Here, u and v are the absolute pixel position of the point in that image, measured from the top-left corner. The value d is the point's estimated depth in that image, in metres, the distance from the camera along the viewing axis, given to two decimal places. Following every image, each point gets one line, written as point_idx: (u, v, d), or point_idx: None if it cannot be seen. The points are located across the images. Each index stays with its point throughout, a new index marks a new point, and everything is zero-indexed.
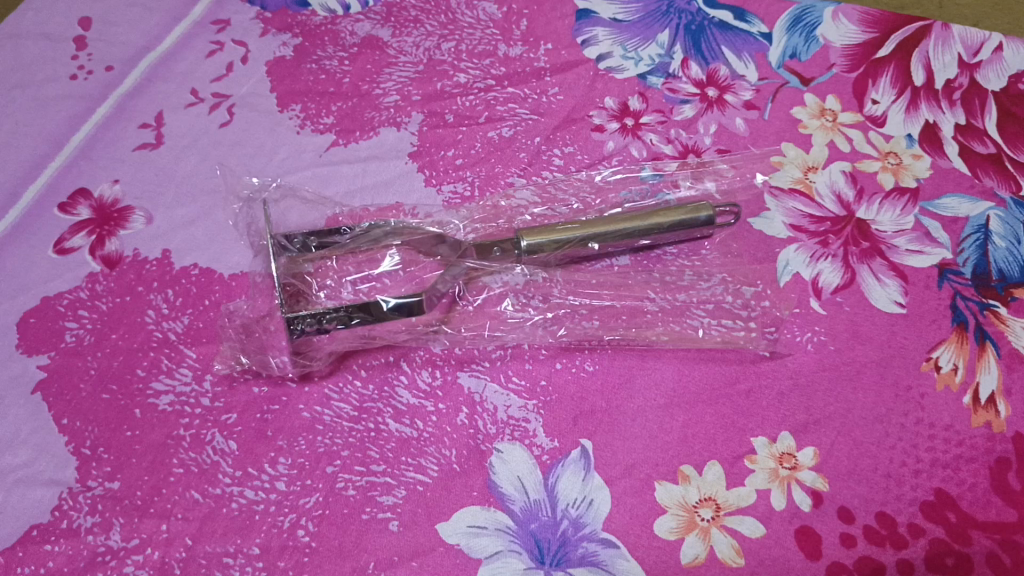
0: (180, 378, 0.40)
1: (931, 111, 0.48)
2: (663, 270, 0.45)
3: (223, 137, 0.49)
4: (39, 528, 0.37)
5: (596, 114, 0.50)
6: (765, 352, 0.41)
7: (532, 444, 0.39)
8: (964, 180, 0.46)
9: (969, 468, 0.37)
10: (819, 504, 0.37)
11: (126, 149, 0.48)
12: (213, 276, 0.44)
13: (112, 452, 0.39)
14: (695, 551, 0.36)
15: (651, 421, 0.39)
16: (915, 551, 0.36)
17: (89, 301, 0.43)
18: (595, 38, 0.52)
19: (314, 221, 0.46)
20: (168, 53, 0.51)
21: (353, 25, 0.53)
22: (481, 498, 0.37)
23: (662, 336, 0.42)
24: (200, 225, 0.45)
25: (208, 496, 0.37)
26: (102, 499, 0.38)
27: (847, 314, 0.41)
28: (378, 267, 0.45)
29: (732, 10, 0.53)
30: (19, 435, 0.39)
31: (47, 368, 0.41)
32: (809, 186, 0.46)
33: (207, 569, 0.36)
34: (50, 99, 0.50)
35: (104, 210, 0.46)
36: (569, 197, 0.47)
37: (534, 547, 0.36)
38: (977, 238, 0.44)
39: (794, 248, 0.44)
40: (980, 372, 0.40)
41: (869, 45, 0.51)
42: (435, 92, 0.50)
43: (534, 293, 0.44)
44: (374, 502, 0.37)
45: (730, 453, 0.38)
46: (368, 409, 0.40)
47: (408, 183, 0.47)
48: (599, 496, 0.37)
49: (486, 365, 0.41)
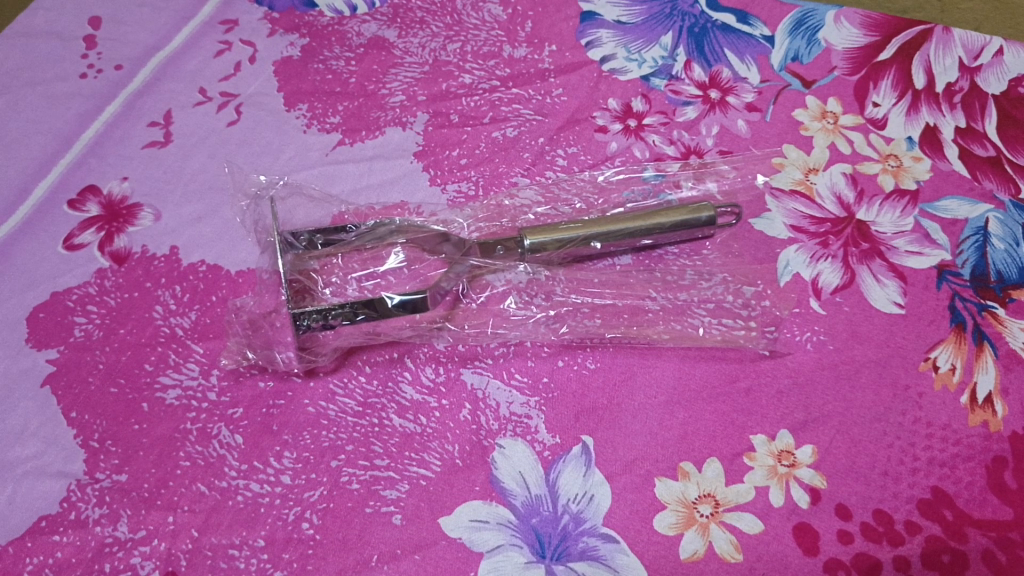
0: (187, 373, 0.41)
1: (931, 114, 0.49)
2: (665, 269, 0.45)
3: (231, 135, 0.49)
4: (47, 519, 0.38)
5: (600, 115, 0.50)
6: (765, 351, 0.41)
7: (533, 441, 0.39)
8: (964, 183, 0.46)
9: (966, 466, 0.38)
10: (816, 501, 0.37)
11: (135, 147, 0.49)
12: (220, 273, 0.44)
13: (119, 444, 0.39)
14: (695, 546, 0.36)
15: (651, 418, 0.40)
16: (911, 548, 0.36)
17: (98, 297, 0.43)
18: (599, 40, 0.53)
19: (320, 219, 0.46)
20: (177, 53, 0.52)
21: (360, 25, 0.54)
22: (483, 493, 0.38)
23: (663, 335, 0.42)
24: (208, 222, 0.46)
25: (214, 489, 0.38)
26: (110, 491, 0.38)
27: (846, 314, 0.42)
28: (382, 265, 0.45)
29: (734, 13, 0.54)
30: (29, 427, 0.40)
31: (55, 362, 0.41)
32: (810, 187, 0.47)
33: (213, 560, 0.36)
34: (60, 97, 0.50)
35: (113, 207, 0.47)
36: (572, 196, 0.48)
37: (535, 541, 0.37)
38: (975, 240, 0.44)
39: (795, 249, 0.44)
40: (978, 372, 0.40)
41: (870, 48, 0.51)
42: (440, 93, 0.51)
43: (536, 291, 0.45)
44: (377, 496, 0.38)
45: (730, 451, 0.39)
46: (372, 404, 0.40)
47: (413, 183, 0.48)
48: (599, 492, 0.38)
49: (488, 362, 0.41)
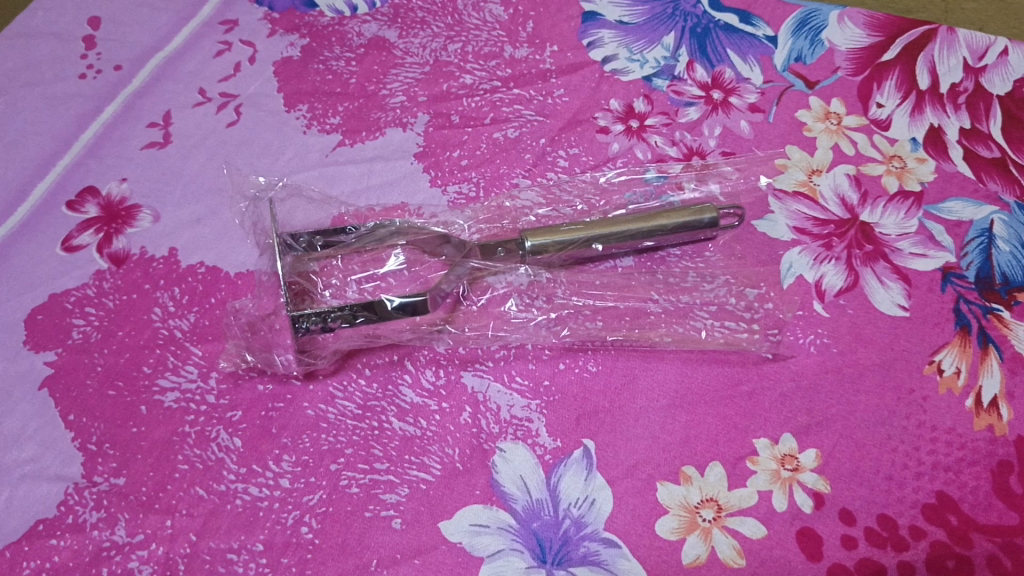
0: (185, 375, 0.41)
1: (935, 115, 0.48)
2: (667, 271, 0.45)
3: (230, 136, 0.49)
4: (44, 522, 0.37)
5: (601, 115, 0.50)
6: (768, 354, 0.41)
7: (534, 444, 0.39)
8: (968, 184, 0.46)
9: (970, 471, 0.37)
10: (819, 506, 0.37)
11: (134, 148, 0.49)
12: (220, 275, 0.44)
13: (117, 448, 0.39)
14: (697, 551, 0.36)
15: (653, 421, 0.39)
16: (916, 554, 0.36)
17: (96, 299, 0.43)
18: (600, 40, 0.53)
19: (319, 220, 0.46)
20: (176, 53, 0.52)
21: (360, 26, 0.53)
22: (484, 497, 0.38)
23: (665, 338, 0.42)
24: (207, 224, 0.46)
25: (213, 492, 0.38)
26: (108, 494, 0.38)
27: (849, 317, 0.42)
28: (382, 267, 0.45)
29: (737, 13, 0.53)
30: (26, 431, 0.39)
31: (53, 365, 0.41)
32: (813, 188, 0.46)
33: (211, 565, 0.36)
34: (59, 97, 0.50)
35: (111, 208, 0.46)
36: (574, 198, 0.47)
37: (536, 546, 0.37)
38: (981, 242, 0.44)
39: (798, 251, 0.44)
40: (983, 375, 0.40)
41: (874, 49, 0.51)
42: (441, 93, 0.51)
43: (537, 293, 0.44)
44: (377, 500, 0.37)
45: (733, 455, 0.38)
46: (372, 407, 0.40)
47: (413, 184, 0.47)
48: (600, 496, 0.38)
49: (489, 364, 0.41)
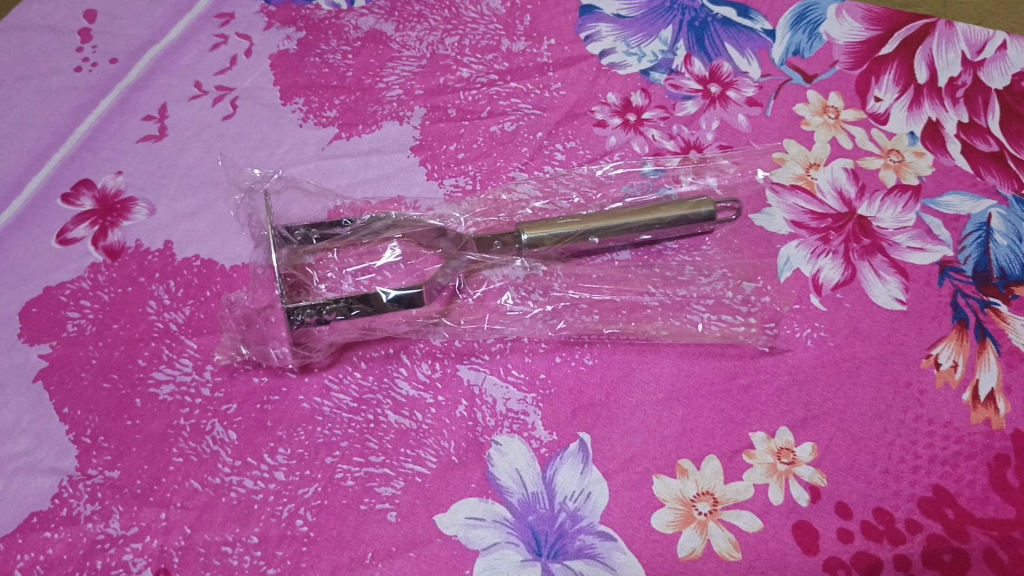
0: (180, 368, 0.40)
1: (932, 108, 0.48)
2: (663, 264, 0.45)
3: (227, 129, 0.49)
4: (39, 515, 0.37)
5: (599, 109, 0.50)
6: (765, 348, 0.41)
7: (530, 437, 0.39)
8: (966, 178, 0.46)
9: (967, 465, 0.37)
10: (816, 500, 0.37)
11: (129, 141, 0.48)
12: (214, 267, 0.44)
13: (112, 441, 0.39)
14: (692, 544, 0.36)
15: (649, 415, 0.39)
16: (912, 547, 0.36)
17: (91, 291, 0.43)
18: (598, 33, 0.53)
19: (315, 213, 0.46)
20: (172, 46, 0.52)
21: (357, 19, 0.53)
22: (480, 489, 0.37)
23: (662, 331, 0.42)
24: (203, 216, 0.45)
25: (207, 485, 0.38)
26: (102, 487, 0.38)
27: (846, 311, 0.41)
28: (378, 259, 0.45)
29: (735, 7, 0.53)
30: (20, 424, 0.39)
31: (48, 358, 0.41)
32: (810, 182, 0.46)
33: (205, 558, 0.36)
34: (53, 91, 0.50)
35: (107, 201, 0.46)
36: (570, 191, 0.47)
37: (532, 539, 0.37)
38: (978, 236, 0.43)
39: (795, 245, 0.44)
40: (981, 368, 0.40)
41: (871, 43, 0.51)
42: (437, 87, 0.50)
43: (534, 287, 0.44)
44: (373, 493, 0.37)
45: (729, 448, 0.38)
46: (367, 401, 0.40)
47: (410, 178, 0.47)
48: (596, 490, 0.37)
49: (485, 358, 0.41)
